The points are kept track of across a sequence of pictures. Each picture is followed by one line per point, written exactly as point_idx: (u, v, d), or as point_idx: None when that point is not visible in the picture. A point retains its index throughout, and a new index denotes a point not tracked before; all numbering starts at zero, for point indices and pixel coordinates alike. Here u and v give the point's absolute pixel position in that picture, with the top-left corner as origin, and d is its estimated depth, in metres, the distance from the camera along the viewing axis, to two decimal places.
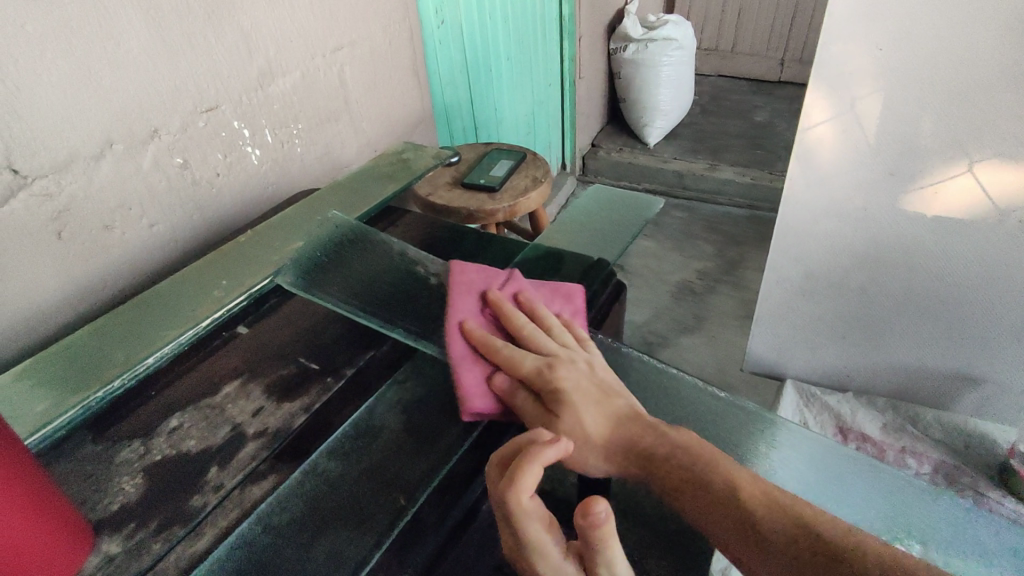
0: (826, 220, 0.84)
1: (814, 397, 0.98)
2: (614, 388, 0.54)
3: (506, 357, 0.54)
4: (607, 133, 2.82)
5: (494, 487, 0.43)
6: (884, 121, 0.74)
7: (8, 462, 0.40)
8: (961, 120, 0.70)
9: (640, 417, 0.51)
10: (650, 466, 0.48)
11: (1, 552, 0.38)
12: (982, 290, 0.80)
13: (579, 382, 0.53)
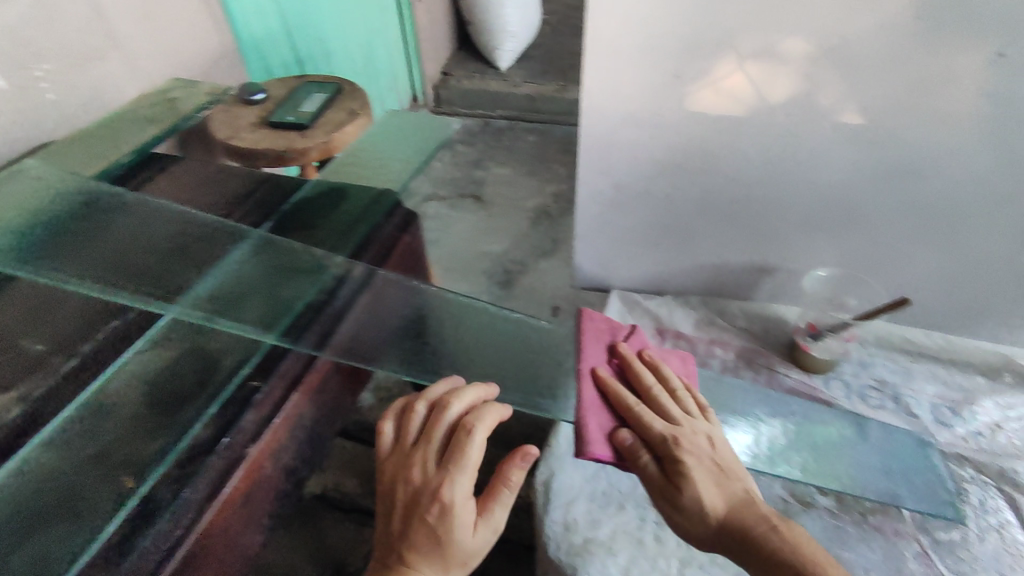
0: (624, 129, 0.83)
1: (637, 304, 1.00)
2: (730, 466, 0.55)
3: (637, 415, 0.56)
4: (458, 59, 2.69)
5: (452, 411, 0.57)
6: (663, 19, 0.71)
7: None
8: (729, 15, 0.68)
9: (733, 502, 0.53)
10: (744, 539, 0.51)
11: None
12: (765, 185, 0.83)
13: (704, 452, 0.55)
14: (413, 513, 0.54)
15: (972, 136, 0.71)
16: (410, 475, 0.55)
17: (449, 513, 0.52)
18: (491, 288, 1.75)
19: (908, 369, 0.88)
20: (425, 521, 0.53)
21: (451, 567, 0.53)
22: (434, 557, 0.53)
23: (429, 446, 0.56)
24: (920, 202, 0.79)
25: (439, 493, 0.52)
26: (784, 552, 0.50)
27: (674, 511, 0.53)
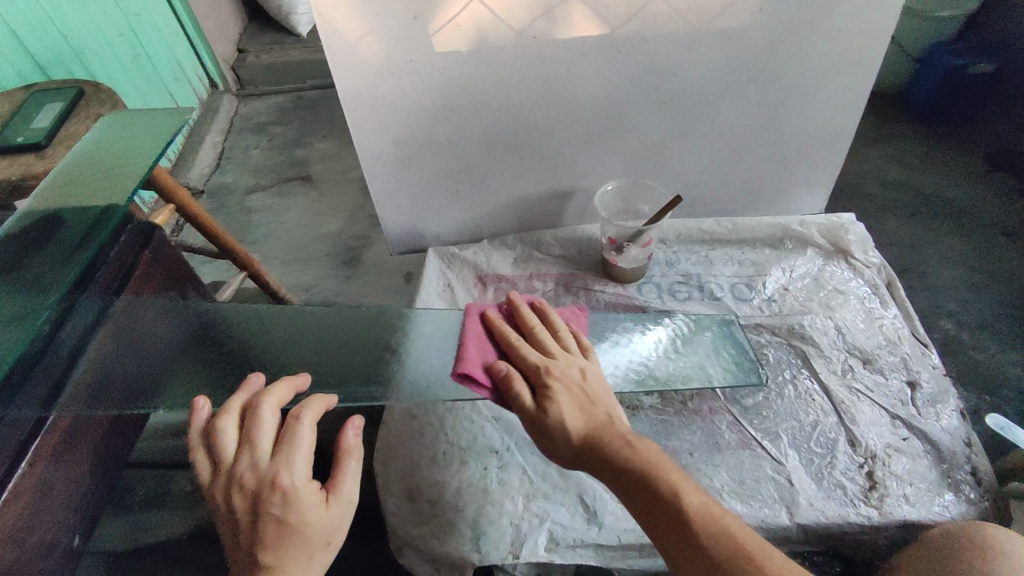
0: (383, 82, 0.78)
1: (453, 255, 0.97)
2: (598, 396, 0.60)
3: (515, 349, 0.62)
4: (251, 31, 2.45)
5: (267, 403, 0.53)
6: None
7: None
8: None
9: (594, 427, 0.57)
10: (602, 458, 0.55)
11: None
12: (538, 110, 0.83)
13: (571, 382, 0.59)
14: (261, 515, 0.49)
15: (699, 29, 0.75)
16: (241, 480, 0.50)
17: (300, 498, 0.49)
18: (336, 271, 1.66)
19: (708, 258, 0.94)
20: (276, 515, 0.48)
21: (315, 555, 0.50)
22: (299, 551, 0.48)
23: (254, 445, 0.51)
24: (675, 98, 0.83)
25: (285, 482, 0.49)
26: (629, 464, 0.54)
27: (537, 431, 0.57)
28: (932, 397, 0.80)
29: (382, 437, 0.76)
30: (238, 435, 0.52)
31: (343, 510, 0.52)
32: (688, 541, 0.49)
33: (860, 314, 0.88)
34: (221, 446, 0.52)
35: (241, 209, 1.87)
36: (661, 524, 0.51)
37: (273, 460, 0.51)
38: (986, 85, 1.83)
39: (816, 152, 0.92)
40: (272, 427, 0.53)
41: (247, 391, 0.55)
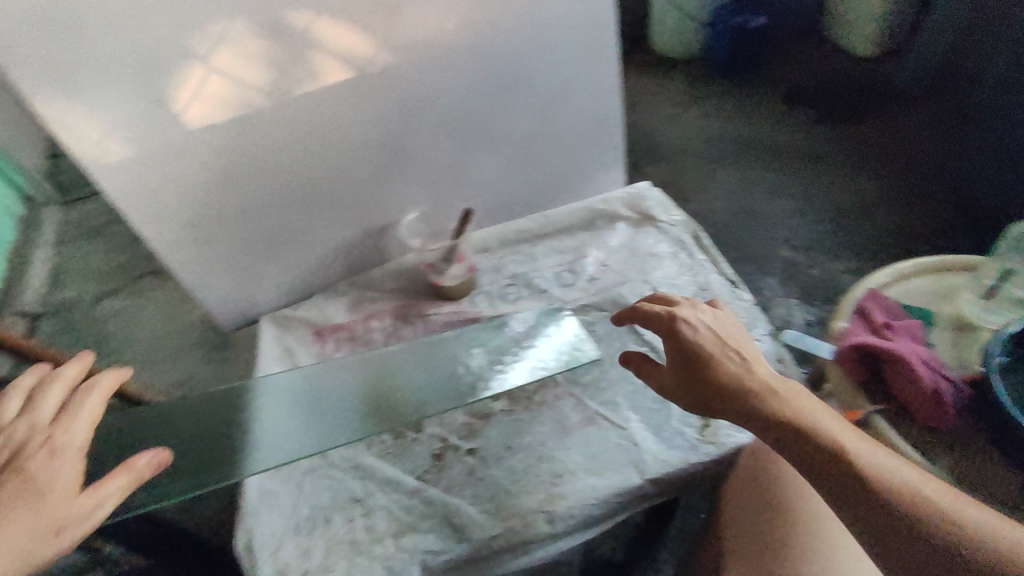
0: (150, 168, 0.75)
1: (286, 318, 0.94)
2: (742, 345, 0.66)
3: (682, 320, 0.67)
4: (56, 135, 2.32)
5: (52, 389, 0.63)
6: (94, 44, 0.65)
7: None
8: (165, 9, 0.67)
9: (740, 371, 0.62)
10: (748, 400, 0.60)
11: None
12: (327, 160, 0.84)
13: (706, 330, 0.67)
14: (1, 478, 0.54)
15: (444, 55, 0.81)
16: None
17: (44, 477, 0.55)
18: (209, 357, 1.59)
19: (531, 254, 0.99)
20: (12, 481, 0.53)
21: (23, 524, 0.51)
22: (30, 510, 0.52)
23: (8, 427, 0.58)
24: (449, 118, 0.87)
25: (32, 458, 0.56)
26: (792, 415, 0.58)
27: (691, 374, 0.64)
28: (743, 326, 0.88)
29: (240, 521, 0.74)
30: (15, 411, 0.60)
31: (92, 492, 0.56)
32: (821, 448, 0.55)
33: (671, 270, 0.96)
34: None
35: (90, 322, 1.75)
36: (823, 469, 0.54)
37: (29, 440, 0.57)
38: (763, 34, 2.05)
39: (598, 133, 1.00)
40: (51, 409, 0.61)
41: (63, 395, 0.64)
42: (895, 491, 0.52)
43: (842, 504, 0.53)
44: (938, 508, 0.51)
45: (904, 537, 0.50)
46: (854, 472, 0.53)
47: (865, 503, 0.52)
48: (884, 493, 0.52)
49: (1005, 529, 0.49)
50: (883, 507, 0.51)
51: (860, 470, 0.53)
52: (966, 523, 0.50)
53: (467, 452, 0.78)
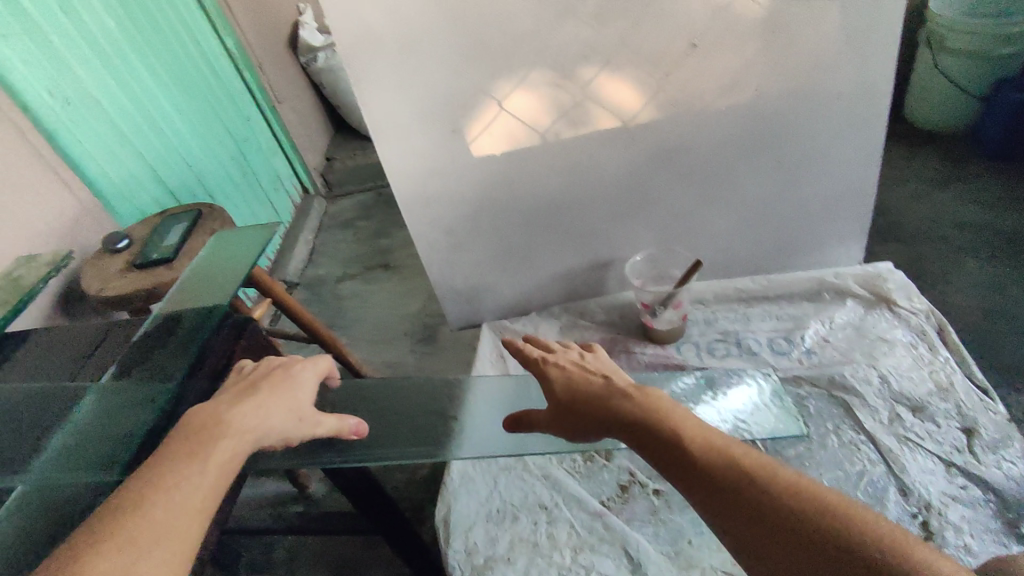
0: (435, 182, 0.92)
1: (505, 328, 1.07)
2: (611, 378, 0.64)
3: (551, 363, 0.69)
4: (339, 143, 2.85)
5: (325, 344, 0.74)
6: (424, 80, 0.81)
7: None
8: (482, 57, 0.80)
9: (606, 402, 0.60)
10: (614, 419, 0.59)
11: None
12: (572, 196, 0.94)
13: (580, 376, 0.66)
14: (265, 373, 0.63)
15: (702, 113, 0.86)
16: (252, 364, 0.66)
17: (294, 381, 0.63)
18: (417, 347, 1.80)
19: (747, 315, 0.99)
20: (272, 377, 0.62)
21: (274, 415, 0.59)
22: (280, 405, 0.60)
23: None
24: (694, 169, 0.92)
25: (288, 366, 0.64)
26: (655, 425, 0.55)
27: (566, 413, 0.64)
28: (990, 443, 0.78)
29: (443, 494, 0.84)
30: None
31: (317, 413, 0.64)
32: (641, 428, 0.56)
33: (907, 360, 0.88)
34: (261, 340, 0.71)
35: (332, 297, 2.09)
36: (684, 477, 0.50)
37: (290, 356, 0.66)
38: None
39: (843, 206, 0.97)
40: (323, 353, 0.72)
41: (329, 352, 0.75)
42: (749, 482, 0.47)
43: (702, 505, 0.49)
44: (811, 492, 0.45)
45: (763, 528, 0.44)
46: (707, 467, 0.49)
47: (717, 503, 0.47)
48: (705, 468, 0.49)
49: (884, 522, 0.42)
50: (726, 501, 0.47)
51: (717, 464, 0.49)
52: (833, 507, 0.43)
53: (653, 492, 0.81)
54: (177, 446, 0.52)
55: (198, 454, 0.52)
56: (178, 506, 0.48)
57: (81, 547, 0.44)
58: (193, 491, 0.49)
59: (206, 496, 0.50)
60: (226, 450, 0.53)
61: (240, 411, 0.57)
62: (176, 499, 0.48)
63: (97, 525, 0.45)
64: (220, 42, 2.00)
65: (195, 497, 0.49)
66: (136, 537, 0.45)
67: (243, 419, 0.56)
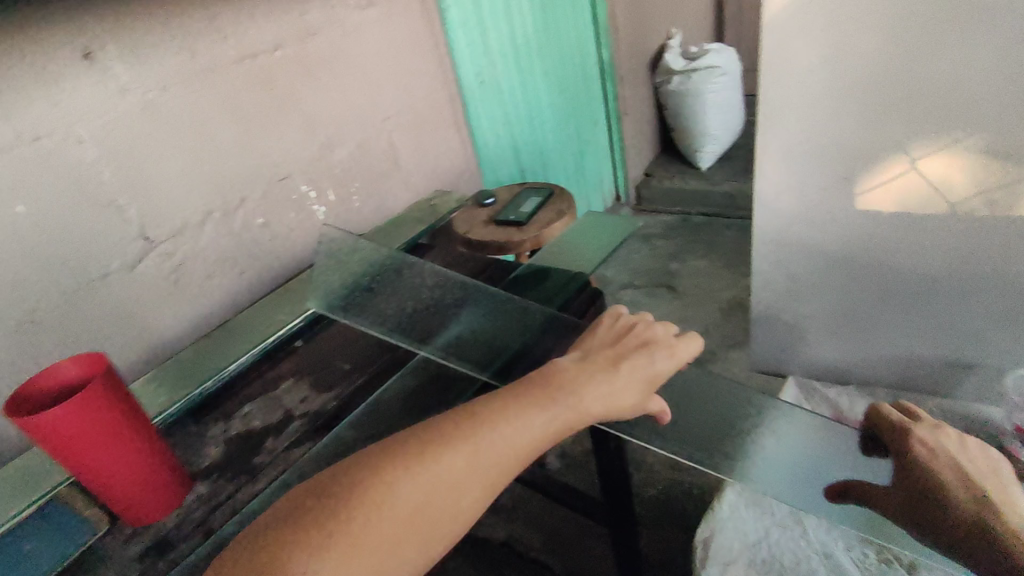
0: (800, 226, 0.96)
1: (814, 390, 1.04)
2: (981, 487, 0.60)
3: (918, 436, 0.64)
4: (661, 162, 2.96)
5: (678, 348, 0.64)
6: (832, 130, 0.84)
7: (104, 401, 0.58)
8: (905, 117, 0.79)
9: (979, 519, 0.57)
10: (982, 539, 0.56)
11: (116, 476, 0.60)
12: (947, 278, 0.89)
13: (945, 466, 0.61)
14: (627, 352, 0.60)
15: None
16: (620, 333, 0.63)
17: (647, 377, 0.59)
18: None
19: None
20: (632, 361, 0.59)
21: (615, 400, 0.56)
22: (626, 393, 0.57)
23: (644, 323, 0.64)
24: None
25: (651, 357, 0.60)
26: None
27: (909, 493, 0.61)
28: None
29: (710, 516, 0.86)
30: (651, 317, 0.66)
31: (649, 408, 0.60)
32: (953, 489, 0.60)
33: None
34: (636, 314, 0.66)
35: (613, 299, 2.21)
36: None
37: (659, 345, 0.61)
38: None
39: None
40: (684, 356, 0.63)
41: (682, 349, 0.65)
42: None
43: None
44: None
45: None
46: None
47: None
48: None
49: None
50: None
51: None
52: None
53: None
54: (531, 388, 0.55)
55: (541, 403, 0.53)
56: (507, 445, 0.50)
57: (435, 434, 0.49)
58: (523, 434, 0.51)
59: (524, 454, 0.51)
60: (562, 416, 0.53)
61: (592, 383, 0.56)
62: (509, 438, 0.50)
63: (454, 422, 0.50)
64: (594, 56, 2.33)
65: (526, 444, 0.51)
66: (473, 453, 0.49)
67: (589, 395, 0.55)
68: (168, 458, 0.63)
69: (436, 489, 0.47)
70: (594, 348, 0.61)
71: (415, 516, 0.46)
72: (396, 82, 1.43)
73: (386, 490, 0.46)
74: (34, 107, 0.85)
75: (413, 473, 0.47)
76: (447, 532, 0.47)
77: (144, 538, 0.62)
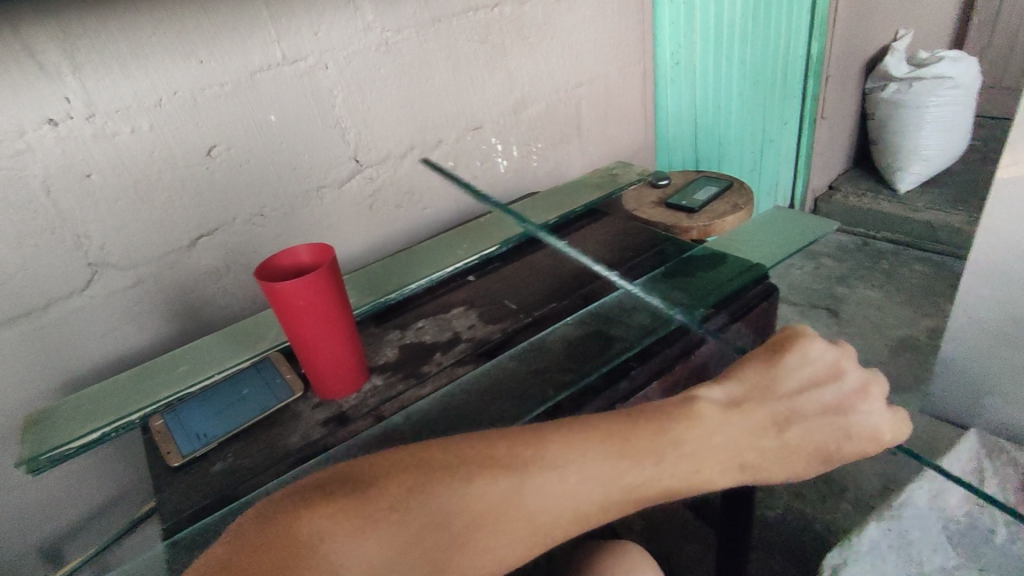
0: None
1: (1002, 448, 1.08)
2: None
3: None
4: (851, 175, 2.70)
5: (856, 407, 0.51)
6: None
7: (321, 281, 0.65)
8: None
9: None
10: None
11: (309, 339, 0.68)
12: None
13: None
14: (820, 409, 0.49)
15: None
16: (818, 378, 0.51)
17: (831, 445, 0.49)
18: None
19: None
20: (819, 426, 0.48)
21: (781, 461, 0.48)
22: (786, 463, 0.48)
23: (842, 378, 0.52)
24: None
25: (844, 422, 0.50)
26: None
27: None
28: None
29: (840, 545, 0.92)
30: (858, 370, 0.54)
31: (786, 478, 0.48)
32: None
33: None
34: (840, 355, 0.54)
35: None
36: None
37: (857, 415, 0.50)
38: None
39: None
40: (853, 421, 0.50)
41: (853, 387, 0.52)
42: None
43: None
44: None
45: None
46: None
47: None
48: None
49: None
50: None
51: None
52: None
53: None
54: (622, 431, 0.45)
55: (630, 447, 0.44)
56: (574, 490, 0.43)
57: (476, 450, 0.43)
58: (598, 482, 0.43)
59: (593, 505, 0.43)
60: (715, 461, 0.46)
61: (764, 432, 0.47)
62: (577, 479, 0.43)
63: (502, 441, 0.44)
64: (802, 50, 2.17)
65: (602, 493, 0.43)
66: (534, 487, 0.42)
67: (698, 454, 0.45)
68: (347, 339, 0.71)
69: (479, 511, 0.41)
70: (779, 383, 0.51)
71: (453, 535, 0.40)
72: (596, 50, 1.44)
73: (417, 490, 0.40)
74: (300, 33, 0.99)
75: (458, 483, 0.41)
76: (506, 555, 0.41)
77: (326, 408, 0.71)
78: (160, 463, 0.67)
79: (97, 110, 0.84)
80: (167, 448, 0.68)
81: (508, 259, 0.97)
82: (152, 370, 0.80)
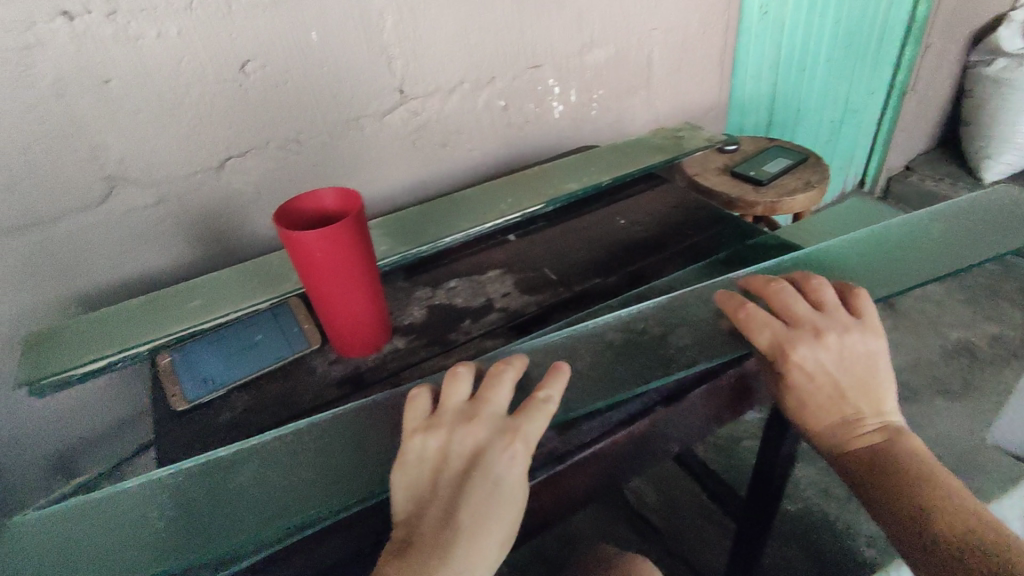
0: None
1: None
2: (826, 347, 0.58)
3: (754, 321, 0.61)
4: (932, 156, 2.47)
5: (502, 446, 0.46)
6: None
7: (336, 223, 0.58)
8: None
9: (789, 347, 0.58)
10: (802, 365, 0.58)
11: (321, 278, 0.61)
12: None
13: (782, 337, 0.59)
14: (452, 481, 0.45)
15: None
16: (440, 455, 0.46)
17: (501, 488, 0.45)
18: None
19: None
20: (472, 492, 0.44)
21: (483, 542, 0.43)
22: (480, 540, 0.43)
23: (453, 446, 0.46)
24: None
25: (490, 467, 0.45)
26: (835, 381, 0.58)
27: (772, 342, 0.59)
28: None
29: None
30: (466, 397, 0.50)
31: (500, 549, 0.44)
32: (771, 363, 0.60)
33: None
34: (446, 403, 0.50)
35: None
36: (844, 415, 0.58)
37: (486, 446, 0.46)
38: None
39: None
40: (512, 462, 0.45)
41: (471, 435, 0.46)
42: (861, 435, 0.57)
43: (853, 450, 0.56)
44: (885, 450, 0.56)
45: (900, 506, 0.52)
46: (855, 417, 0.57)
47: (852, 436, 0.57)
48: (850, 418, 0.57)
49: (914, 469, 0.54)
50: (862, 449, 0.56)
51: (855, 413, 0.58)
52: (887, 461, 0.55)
53: None
54: None
55: None
56: None
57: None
58: None
59: None
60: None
61: (443, 541, 0.43)
62: None
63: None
64: (908, 10, 1.92)
65: None
66: None
67: None
68: (354, 285, 0.63)
69: None
70: (415, 492, 0.46)
71: None
72: None
73: None
74: None
75: None
76: None
77: (342, 368, 0.66)
78: (163, 405, 0.63)
79: (117, 7, 0.76)
80: (171, 390, 0.64)
81: (554, 220, 0.89)
82: (167, 299, 0.76)
